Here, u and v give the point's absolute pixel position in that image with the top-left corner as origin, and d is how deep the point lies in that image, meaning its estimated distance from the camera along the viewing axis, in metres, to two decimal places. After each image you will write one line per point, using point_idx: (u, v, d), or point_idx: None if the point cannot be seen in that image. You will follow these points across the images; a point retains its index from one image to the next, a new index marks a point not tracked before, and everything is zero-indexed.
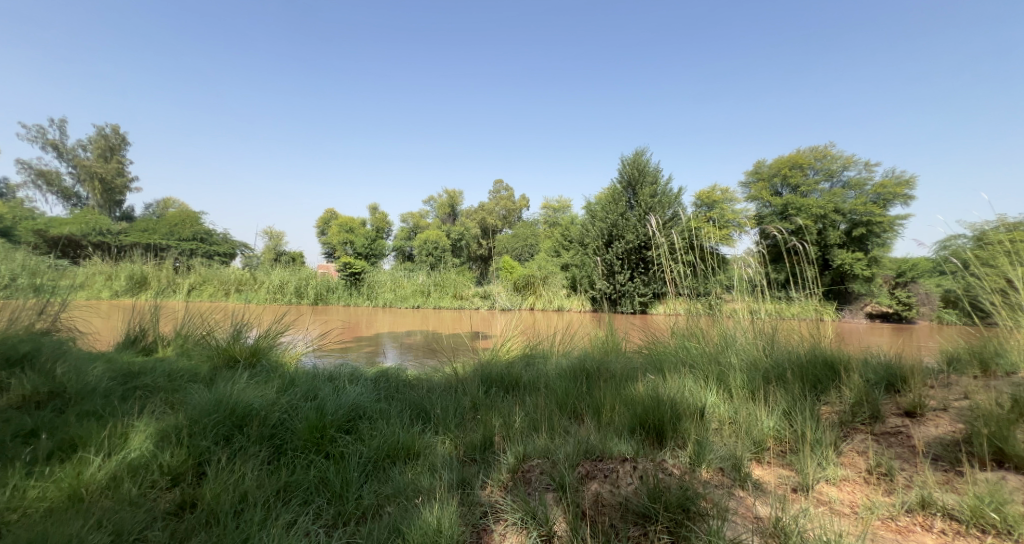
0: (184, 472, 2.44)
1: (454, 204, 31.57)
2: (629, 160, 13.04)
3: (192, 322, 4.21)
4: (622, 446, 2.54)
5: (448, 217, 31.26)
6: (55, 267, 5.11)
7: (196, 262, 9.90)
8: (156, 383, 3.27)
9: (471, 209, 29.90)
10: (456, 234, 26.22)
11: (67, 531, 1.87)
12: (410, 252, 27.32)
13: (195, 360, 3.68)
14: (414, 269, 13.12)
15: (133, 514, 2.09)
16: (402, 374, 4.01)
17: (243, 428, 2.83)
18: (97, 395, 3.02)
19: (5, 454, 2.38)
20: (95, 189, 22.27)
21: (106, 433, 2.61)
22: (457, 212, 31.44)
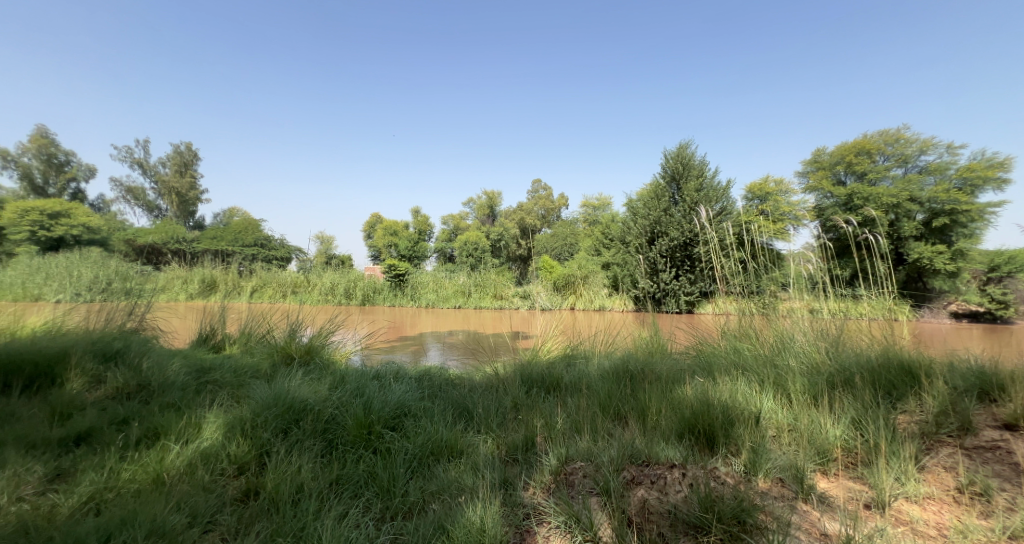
0: (248, 462, 2.63)
1: (493, 205, 31.86)
2: (672, 154, 12.56)
3: (254, 323, 4.53)
4: (669, 451, 2.44)
5: (488, 219, 31.65)
6: (138, 274, 5.75)
7: (256, 267, 10.63)
8: (224, 378, 3.55)
9: (511, 210, 30.05)
10: (496, 235, 26.48)
11: (153, 511, 2.07)
12: (451, 254, 27.80)
13: (257, 357, 3.95)
14: (455, 270, 13.40)
15: (207, 498, 2.28)
16: (444, 373, 4.08)
17: (299, 422, 3.01)
18: (176, 388, 3.33)
19: (102, 439, 2.67)
20: (172, 202, 24.67)
21: (183, 424, 2.87)
22: (498, 213, 31.68)
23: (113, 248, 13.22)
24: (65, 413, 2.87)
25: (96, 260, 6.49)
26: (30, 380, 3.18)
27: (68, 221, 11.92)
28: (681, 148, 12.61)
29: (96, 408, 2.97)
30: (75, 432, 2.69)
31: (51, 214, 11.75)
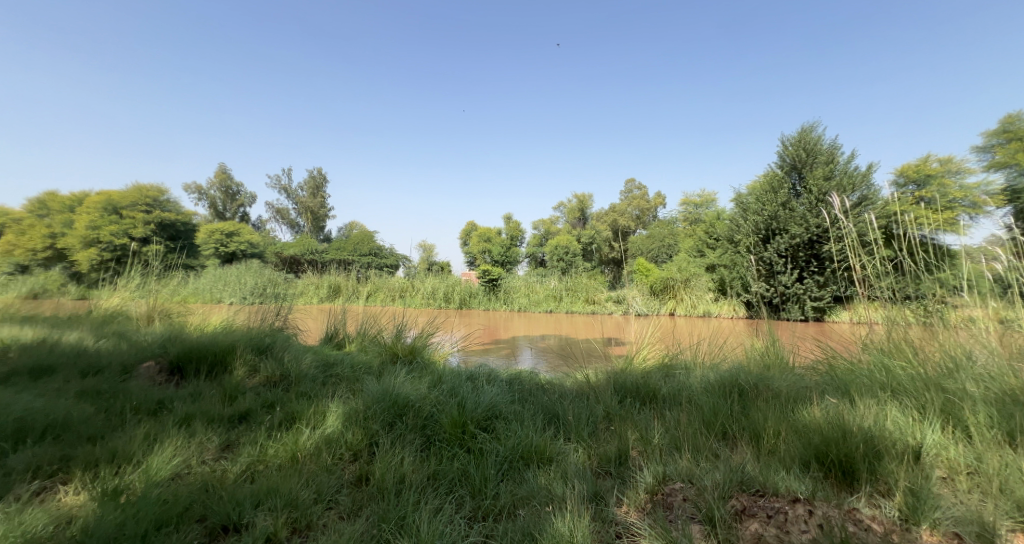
0: (360, 450, 2.90)
1: (583, 208, 31.13)
2: (793, 140, 11.02)
3: (368, 324, 5.04)
4: (792, 482, 2.08)
5: (579, 222, 31.09)
6: (284, 281, 6.89)
7: (371, 273, 11.79)
8: (344, 373, 4.00)
9: (603, 213, 28.80)
10: (587, 239, 25.95)
11: (287, 486, 2.38)
12: (541, 258, 27.52)
13: (370, 355, 4.38)
14: (548, 274, 13.39)
15: (327, 479, 2.56)
16: (535, 377, 4.07)
17: (402, 417, 3.24)
18: (308, 379, 3.84)
19: (254, 418, 3.18)
20: (308, 219, 28.88)
21: (311, 410, 3.28)
22: (590, 215, 30.78)
23: (265, 259, 15.92)
24: (231, 395, 3.46)
25: (255, 271, 7.89)
26: (211, 365, 3.89)
27: (237, 239, 14.69)
28: (805, 131, 10.98)
29: (252, 393, 3.55)
30: (239, 411, 3.23)
31: (225, 233, 14.63)
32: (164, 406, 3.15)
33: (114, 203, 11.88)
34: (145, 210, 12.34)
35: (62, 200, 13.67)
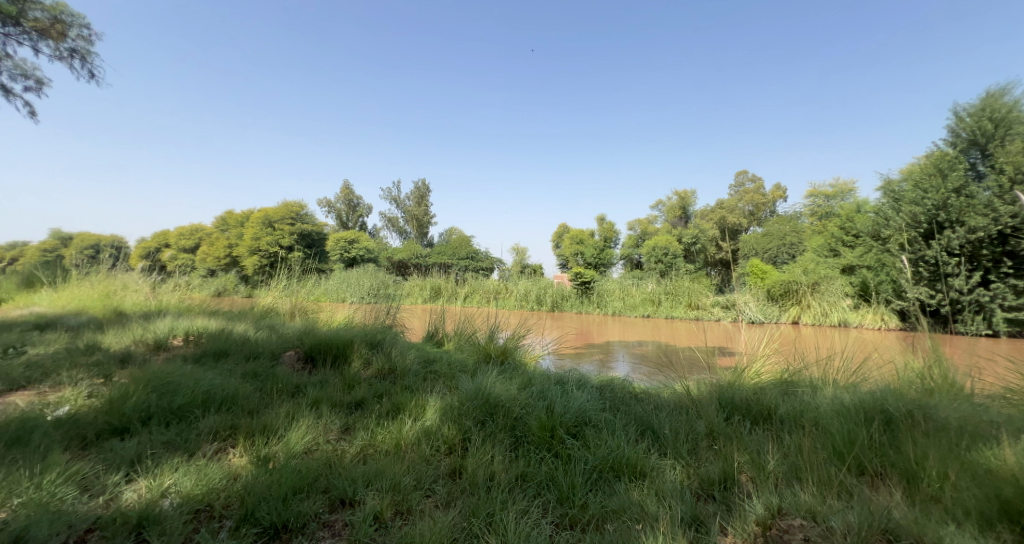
0: (454, 444, 3.01)
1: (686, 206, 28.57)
2: (970, 108, 8.82)
3: (464, 325, 5.26)
4: (960, 538, 1.64)
5: (679, 221, 28.25)
6: (394, 283, 7.58)
7: (468, 276, 12.32)
8: (442, 370, 4.21)
9: (706, 211, 26.09)
10: (689, 238, 22.13)
11: (391, 471, 2.57)
12: (638, 261, 23.58)
13: (466, 354, 4.55)
14: (646, 277, 12.66)
15: (424, 468, 2.70)
16: (629, 386, 3.85)
17: (493, 416, 3.30)
18: (411, 374, 4.12)
19: (366, 406, 3.49)
20: (415, 227, 31.36)
21: (413, 403, 3.50)
22: (693, 214, 28.33)
23: (380, 264, 17.59)
24: (349, 384, 3.86)
25: (370, 275, 8.77)
26: (335, 356, 4.39)
27: (357, 245, 16.51)
28: (988, 96, 8.71)
29: (366, 383, 3.91)
30: (356, 399, 3.57)
31: (348, 240, 16.51)
32: (300, 389, 3.61)
33: (270, 217, 14.28)
34: (290, 222, 14.53)
35: (233, 216, 16.76)
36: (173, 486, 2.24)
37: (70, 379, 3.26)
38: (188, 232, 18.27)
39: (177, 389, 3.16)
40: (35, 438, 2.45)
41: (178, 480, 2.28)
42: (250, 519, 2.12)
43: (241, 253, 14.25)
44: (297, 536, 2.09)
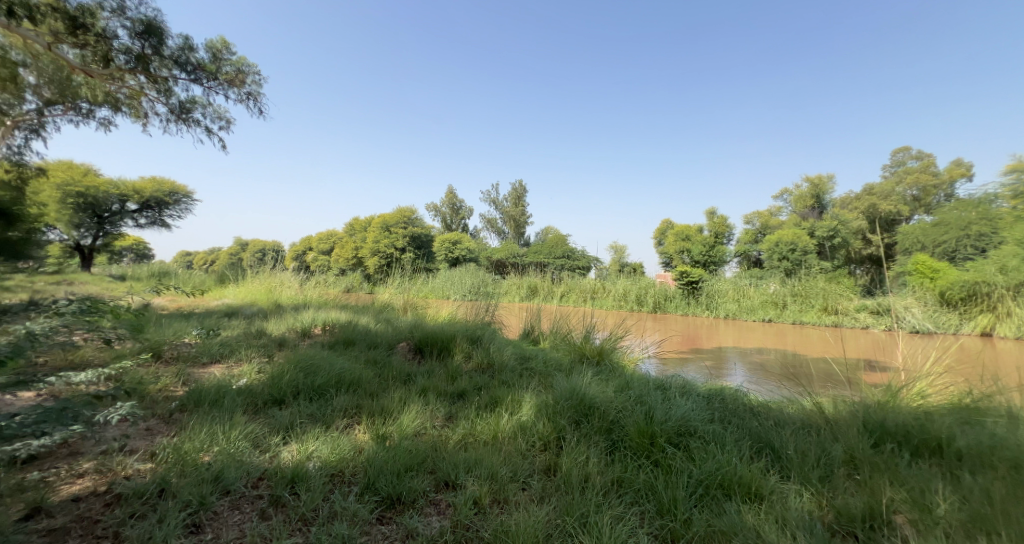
0: (549, 442, 3.01)
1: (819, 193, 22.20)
2: None
3: (560, 324, 5.22)
4: None
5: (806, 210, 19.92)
6: (494, 282, 7.86)
7: (565, 275, 12.21)
8: (538, 368, 4.23)
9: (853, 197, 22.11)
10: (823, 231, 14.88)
11: (489, 461, 2.66)
12: (757, 259, 20.24)
13: (561, 352, 4.53)
14: (766, 277, 11.29)
15: (519, 463, 2.74)
16: (741, 397, 3.46)
17: (588, 417, 3.22)
18: (507, 370, 4.21)
19: (467, 397, 3.66)
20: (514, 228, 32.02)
21: (509, 397, 3.57)
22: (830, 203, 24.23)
23: (481, 264, 18.36)
24: (452, 375, 4.09)
25: (470, 273, 9.17)
26: (440, 349, 4.69)
27: (460, 246, 17.40)
28: None
29: (466, 375, 4.10)
30: (458, 389, 3.77)
31: (453, 242, 17.57)
32: (410, 377, 3.93)
33: (387, 223, 15.83)
34: (403, 226, 15.93)
35: (357, 222, 18.95)
36: (316, 452, 2.59)
37: (244, 357, 3.98)
38: (325, 239, 21.19)
39: (318, 370, 3.67)
40: (224, 400, 3.03)
41: (319, 447, 2.62)
42: (371, 489, 2.40)
43: (364, 255, 16.04)
44: (408, 508, 2.32)
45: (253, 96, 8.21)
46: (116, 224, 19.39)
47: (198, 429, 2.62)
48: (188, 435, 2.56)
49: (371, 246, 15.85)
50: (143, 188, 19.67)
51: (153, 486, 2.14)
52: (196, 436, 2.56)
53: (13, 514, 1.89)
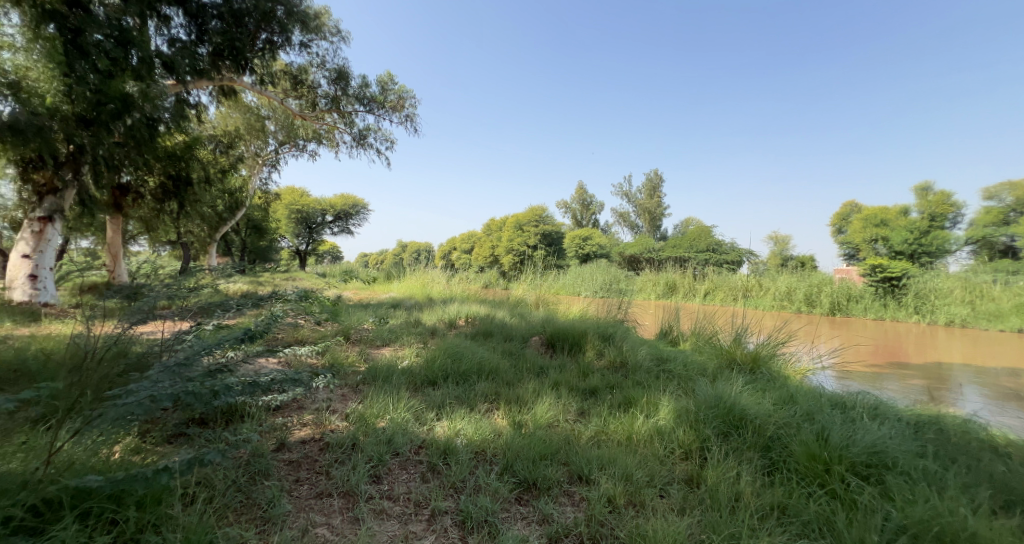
0: (692, 451, 2.74)
1: None
2: None
3: (703, 325, 4.74)
4: None
5: None
6: (627, 278, 7.55)
7: (711, 271, 11.05)
8: (678, 370, 3.90)
9: None
10: None
11: (624, 462, 2.56)
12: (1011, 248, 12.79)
13: (705, 356, 4.12)
14: (1011, 272, 8.40)
15: (658, 468, 2.56)
16: (963, 433, 2.67)
17: (739, 430, 2.84)
18: (642, 370, 3.97)
19: (600, 395, 3.55)
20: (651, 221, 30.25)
21: (645, 399, 3.35)
22: None
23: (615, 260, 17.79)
24: (584, 371, 4.03)
25: (603, 269, 8.94)
26: (571, 344, 4.68)
27: (592, 242, 17.17)
28: None
29: (599, 372, 3.99)
30: (590, 386, 3.69)
31: (584, 238, 17.43)
32: (543, 371, 4.00)
33: (520, 222, 16.56)
34: (535, 225, 16.44)
35: (495, 223, 20.22)
36: (462, 431, 2.80)
37: (405, 342, 4.56)
38: (468, 240, 23.16)
39: (462, 356, 4.00)
40: (392, 377, 3.51)
41: (465, 426, 2.84)
42: (509, 471, 2.51)
43: (501, 253, 17.02)
44: (544, 495, 2.37)
45: (410, 119, 9.41)
46: (316, 233, 24.30)
47: (375, 399, 3.07)
48: (368, 403, 3.02)
49: (507, 245, 16.77)
50: (335, 203, 24.26)
51: (349, 440, 2.58)
52: (374, 404, 3.00)
53: (269, 445, 2.50)
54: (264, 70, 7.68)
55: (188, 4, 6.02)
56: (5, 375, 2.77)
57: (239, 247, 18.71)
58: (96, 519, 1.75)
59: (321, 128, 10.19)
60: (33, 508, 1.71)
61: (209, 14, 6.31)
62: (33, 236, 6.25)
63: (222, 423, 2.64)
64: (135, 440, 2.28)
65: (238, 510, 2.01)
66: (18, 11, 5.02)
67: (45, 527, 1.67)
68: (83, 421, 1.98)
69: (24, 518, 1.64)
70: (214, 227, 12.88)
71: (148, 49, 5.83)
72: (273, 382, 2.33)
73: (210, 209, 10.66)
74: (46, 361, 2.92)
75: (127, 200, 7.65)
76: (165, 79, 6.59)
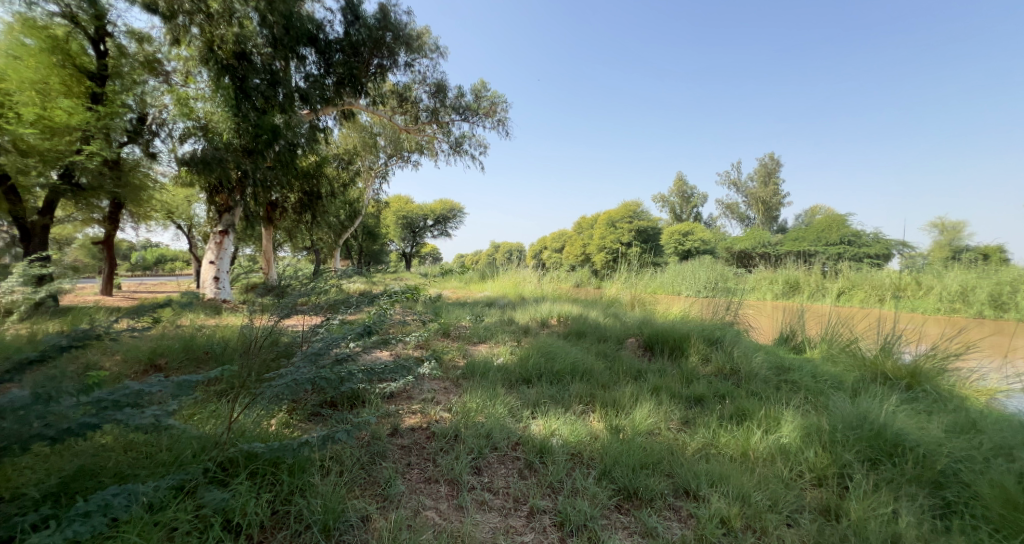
0: (828, 477, 2.36)
1: None
2: None
3: (837, 331, 4.08)
4: None
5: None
6: (736, 276, 6.83)
7: None
8: (805, 381, 3.41)
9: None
10: None
11: (740, 480, 2.30)
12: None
13: (840, 367, 3.55)
14: None
15: (785, 492, 2.25)
16: None
17: (894, 458, 2.40)
18: (759, 379, 3.54)
19: (708, 404, 3.21)
20: None
21: (764, 413, 2.95)
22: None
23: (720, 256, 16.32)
24: (688, 377, 3.70)
25: (708, 265, 8.22)
26: (672, 347, 4.36)
27: (694, 236, 15.93)
28: None
29: (705, 379, 3.63)
30: (695, 394, 3.37)
31: (684, 234, 16.20)
32: (641, 374, 3.77)
33: (613, 219, 16.08)
34: (628, 221, 15.77)
35: (585, 221, 19.99)
36: (557, 431, 2.75)
37: (500, 340, 4.66)
38: (559, 239, 23.13)
39: (556, 355, 3.96)
40: (488, 373, 3.59)
41: (560, 427, 2.78)
42: (608, 476, 2.39)
43: (593, 251, 16.67)
44: (646, 506, 2.22)
45: (502, 123, 9.64)
46: (419, 236, 26.23)
47: (474, 393, 3.16)
48: (467, 396, 3.12)
49: (600, 243, 16.36)
50: (435, 209, 25.98)
51: (451, 430, 2.68)
52: (473, 398, 3.09)
53: (384, 429, 2.70)
54: (377, 92, 8.44)
55: (317, 42, 6.84)
56: (199, 354, 3.43)
57: (357, 251, 20.94)
58: (262, 478, 2.07)
59: (422, 139, 10.91)
60: (220, 464, 2.09)
61: (332, 48, 7.09)
62: (216, 246, 7.46)
63: (347, 406, 2.93)
64: (285, 415, 2.65)
65: (362, 485, 2.19)
66: (205, 67, 6.22)
67: (228, 479, 2.02)
68: (251, 396, 2.37)
69: (215, 470, 2.01)
70: (338, 234, 14.58)
71: (291, 86, 6.76)
72: (386, 371, 2.52)
73: (335, 218, 12.08)
74: (225, 345, 3.54)
75: (276, 213, 9.03)
76: (302, 110, 7.57)
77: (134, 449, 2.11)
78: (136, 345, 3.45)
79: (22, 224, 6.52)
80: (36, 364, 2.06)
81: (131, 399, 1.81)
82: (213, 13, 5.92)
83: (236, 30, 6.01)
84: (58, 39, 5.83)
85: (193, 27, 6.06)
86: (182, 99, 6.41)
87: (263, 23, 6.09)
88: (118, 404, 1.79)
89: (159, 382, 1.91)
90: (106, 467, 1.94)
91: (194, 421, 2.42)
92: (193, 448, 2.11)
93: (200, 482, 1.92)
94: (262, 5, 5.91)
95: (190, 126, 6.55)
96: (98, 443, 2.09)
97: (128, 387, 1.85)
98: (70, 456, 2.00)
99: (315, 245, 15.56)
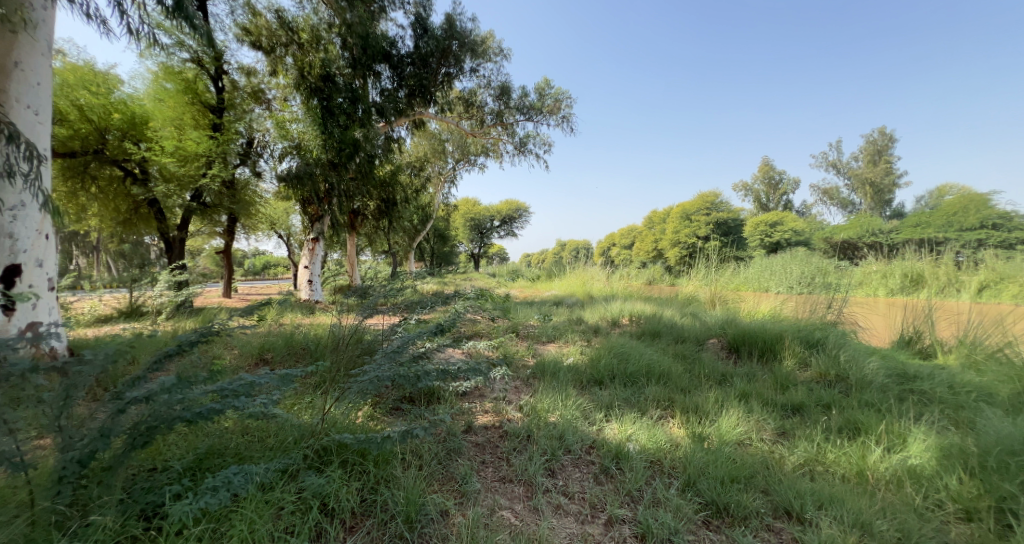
0: (981, 510, 1.96)
1: None
2: None
3: (983, 337, 3.43)
4: None
5: None
6: (837, 268, 6.03)
7: None
8: (936, 393, 2.91)
9: None
10: None
11: (858, 504, 1.99)
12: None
13: (987, 379, 3.00)
14: None
15: (921, 524, 1.91)
16: None
17: None
18: (875, 388, 3.06)
19: (810, 414, 2.81)
20: None
21: (885, 428, 2.52)
22: None
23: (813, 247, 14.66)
24: (782, 382, 3.31)
25: (800, 256, 7.38)
26: (762, 350, 3.93)
27: (782, 228, 14.43)
28: None
29: (805, 386, 3.21)
30: (793, 402, 2.99)
31: (771, 224, 14.75)
32: (726, 379, 3.44)
33: (687, 211, 15.16)
34: (705, 213, 14.74)
35: (656, 215, 19.03)
36: (634, 435, 2.58)
37: (570, 339, 4.54)
38: (629, 235, 22.30)
39: (630, 356, 3.75)
40: (559, 373, 3.50)
41: (636, 431, 2.60)
42: (693, 489, 2.18)
43: (665, 247, 15.78)
44: (740, 525, 1.99)
45: (566, 120, 9.45)
46: (486, 237, 26.79)
47: (546, 393, 3.08)
48: (539, 397, 3.04)
49: (673, 238, 15.42)
50: (500, 209, 26.31)
51: (525, 432, 2.62)
52: (545, 399, 3.01)
53: (460, 425, 2.71)
54: (444, 100, 8.70)
55: (391, 58, 7.20)
56: (298, 350, 3.74)
57: (429, 253, 21.81)
58: (351, 467, 2.15)
59: (488, 142, 11.08)
60: (317, 451, 2.21)
61: (404, 62, 7.44)
62: (308, 252, 8.10)
63: (424, 402, 3.00)
64: (369, 409, 2.78)
65: (440, 480, 2.20)
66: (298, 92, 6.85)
67: (323, 466, 2.14)
68: (341, 390, 2.49)
69: (312, 457, 2.13)
70: (412, 237, 15.22)
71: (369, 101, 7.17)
72: (461, 371, 2.51)
73: (410, 222, 12.65)
74: (318, 342, 3.82)
75: (357, 220, 9.69)
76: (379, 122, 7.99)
77: (250, 433, 2.29)
78: (248, 341, 3.86)
79: (166, 238, 7.57)
80: (176, 358, 2.28)
81: (245, 389, 1.97)
82: (303, 43, 6.65)
83: (322, 55, 6.56)
84: (189, 81, 6.70)
85: (288, 57, 6.84)
86: (280, 122, 7.07)
87: (344, 45, 6.57)
88: (236, 392, 1.97)
89: (267, 374, 2.08)
90: (228, 448, 2.13)
91: (294, 411, 2.61)
92: (294, 435, 2.25)
93: (300, 468, 2.05)
94: (343, 29, 6.28)
95: (286, 147, 7.20)
96: (223, 426, 2.31)
97: (241, 379, 2.02)
98: (202, 436, 2.23)
99: (392, 248, 16.41)
